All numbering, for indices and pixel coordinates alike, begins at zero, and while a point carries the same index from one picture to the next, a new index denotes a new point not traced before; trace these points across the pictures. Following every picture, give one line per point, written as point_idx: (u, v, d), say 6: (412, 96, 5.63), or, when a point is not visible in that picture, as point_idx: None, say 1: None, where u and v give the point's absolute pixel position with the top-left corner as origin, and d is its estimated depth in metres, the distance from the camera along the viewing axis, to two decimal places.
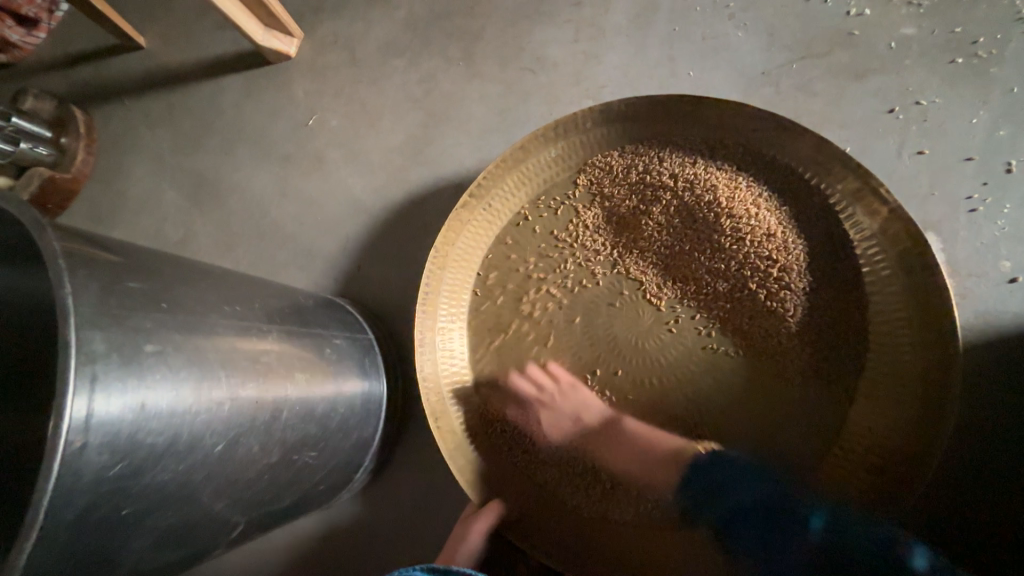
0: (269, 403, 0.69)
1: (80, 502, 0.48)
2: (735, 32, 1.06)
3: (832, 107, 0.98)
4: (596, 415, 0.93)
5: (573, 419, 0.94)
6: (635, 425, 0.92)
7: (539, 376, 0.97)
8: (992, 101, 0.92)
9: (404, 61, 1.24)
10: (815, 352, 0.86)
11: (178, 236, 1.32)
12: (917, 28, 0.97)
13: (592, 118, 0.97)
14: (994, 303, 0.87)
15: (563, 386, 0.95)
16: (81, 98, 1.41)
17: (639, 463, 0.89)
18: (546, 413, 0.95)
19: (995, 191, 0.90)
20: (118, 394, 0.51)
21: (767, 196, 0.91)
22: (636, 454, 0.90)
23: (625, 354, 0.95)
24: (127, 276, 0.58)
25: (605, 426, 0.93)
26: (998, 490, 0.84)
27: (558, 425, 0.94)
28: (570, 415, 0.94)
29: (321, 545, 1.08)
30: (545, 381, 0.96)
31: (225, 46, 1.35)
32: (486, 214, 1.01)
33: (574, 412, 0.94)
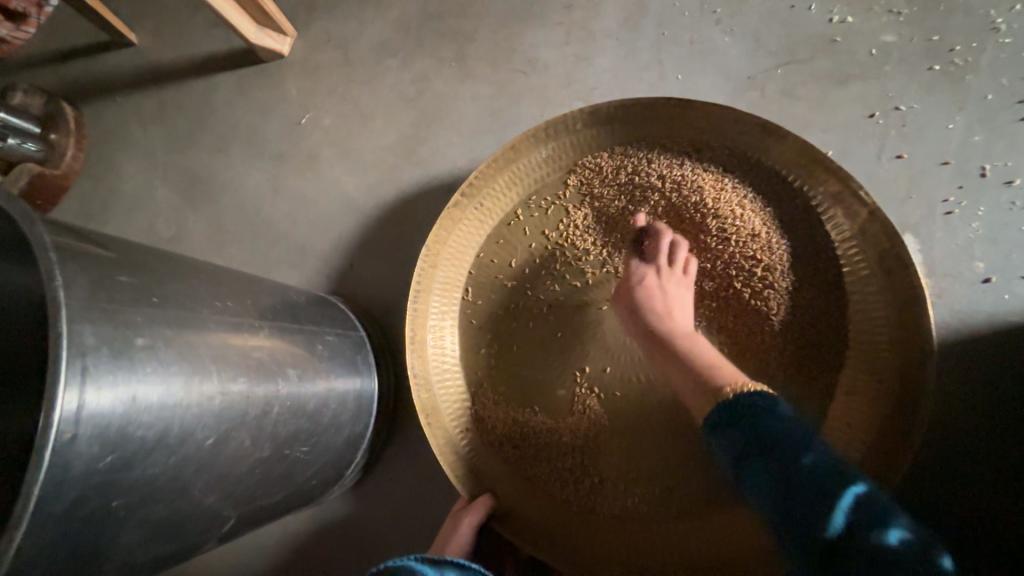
0: (260, 398, 0.69)
1: (71, 494, 0.49)
2: (722, 37, 1.08)
3: (816, 111, 1.01)
4: (681, 326, 0.91)
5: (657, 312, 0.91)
6: (700, 346, 0.90)
7: (653, 258, 0.93)
8: (967, 107, 0.95)
9: (397, 61, 1.25)
10: (797, 349, 0.89)
11: (169, 233, 1.31)
12: (896, 35, 1.00)
13: (582, 120, 0.99)
14: (968, 302, 0.90)
15: (678, 276, 0.93)
16: (71, 94, 1.40)
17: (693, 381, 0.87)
18: (654, 285, 0.92)
19: (969, 194, 0.93)
20: (108, 387, 0.51)
21: (752, 197, 0.93)
22: (694, 372, 0.87)
23: (613, 350, 0.97)
24: (118, 271, 0.58)
25: (686, 335, 0.91)
26: (971, 485, 0.87)
27: (648, 307, 0.91)
28: (665, 303, 0.91)
29: (313, 542, 1.08)
30: (670, 258, 0.93)
31: (218, 44, 1.35)
32: (477, 213, 1.03)
33: (669, 303, 0.90)
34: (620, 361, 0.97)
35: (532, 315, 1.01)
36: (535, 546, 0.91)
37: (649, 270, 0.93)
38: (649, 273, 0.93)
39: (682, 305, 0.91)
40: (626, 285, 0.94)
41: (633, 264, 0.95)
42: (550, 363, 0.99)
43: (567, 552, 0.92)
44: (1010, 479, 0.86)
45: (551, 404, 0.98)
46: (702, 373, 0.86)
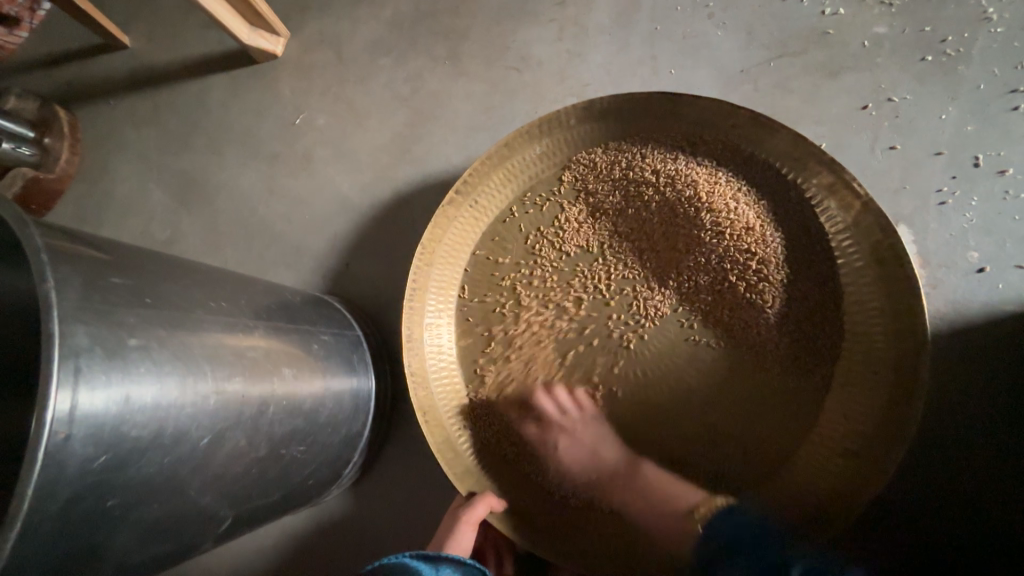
0: (256, 398, 0.69)
1: (66, 493, 0.49)
2: (714, 31, 1.08)
3: (809, 105, 1.01)
4: (612, 462, 0.94)
5: (585, 443, 0.95)
6: (651, 474, 0.91)
7: (566, 401, 0.96)
8: (960, 97, 0.95)
9: (390, 60, 1.25)
10: (793, 342, 0.89)
11: (164, 236, 1.31)
12: (888, 27, 1.00)
13: (575, 115, 0.99)
14: (963, 292, 0.90)
15: (585, 412, 0.96)
16: (65, 98, 1.40)
17: (654, 518, 0.89)
18: (565, 439, 0.96)
19: (963, 184, 0.93)
20: (102, 387, 0.51)
21: (746, 190, 0.93)
22: (649, 508, 0.90)
23: (565, 478, 0.95)
24: (111, 272, 0.58)
25: (622, 465, 0.93)
26: (966, 475, 0.87)
27: (575, 449, 0.95)
28: (586, 450, 0.95)
29: (312, 542, 1.08)
30: (573, 407, 0.96)
31: (211, 45, 1.35)
32: (472, 211, 1.03)
33: (590, 447, 0.95)
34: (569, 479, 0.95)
35: (528, 313, 1.01)
36: (534, 542, 0.91)
37: (554, 424, 0.96)
38: (557, 426, 0.96)
39: (604, 439, 0.95)
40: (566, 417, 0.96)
41: (535, 395, 0.98)
42: (547, 359, 0.99)
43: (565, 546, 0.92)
44: (1005, 469, 0.86)
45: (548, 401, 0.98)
46: (663, 512, 0.88)
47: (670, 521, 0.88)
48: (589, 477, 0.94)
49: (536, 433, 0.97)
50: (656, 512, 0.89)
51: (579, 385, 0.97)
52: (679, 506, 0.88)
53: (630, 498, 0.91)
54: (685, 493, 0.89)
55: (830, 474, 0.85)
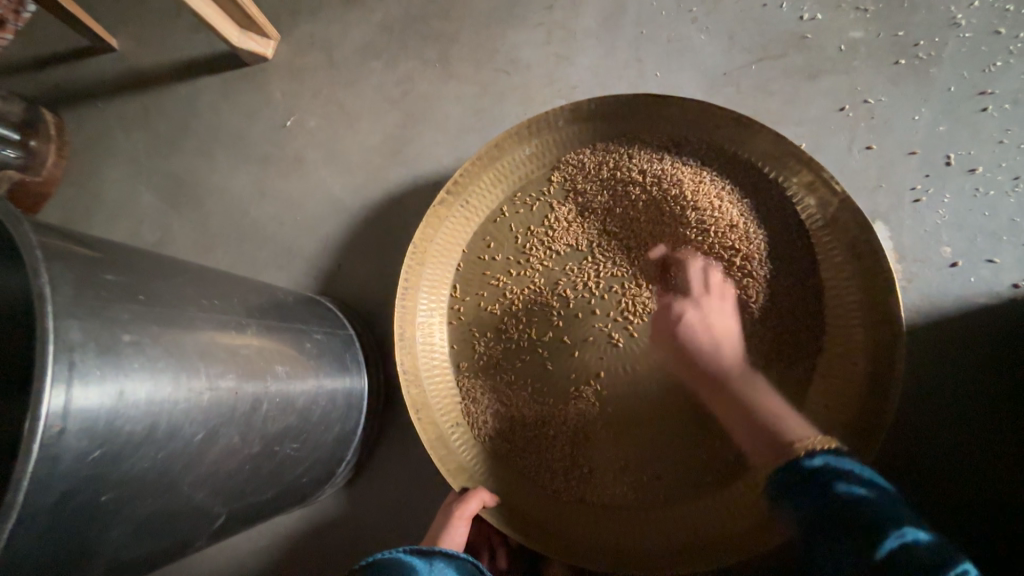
0: (249, 394, 0.70)
1: (61, 487, 0.49)
2: (697, 35, 1.11)
3: (789, 106, 1.04)
4: (733, 355, 0.92)
5: (707, 332, 0.92)
6: (763, 394, 0.88)
7: (703, 281, 0.95)
8: (932, 99, 0.99)
9: (381, 62, 1.26)
10: (775, 336, 0.92)
11: (154, 238, 1.31)
12: (863, 31, 1.03)
13: (563, 117, 1.01)
14: (937, 286, 0.94)
15: (725, 298, 0.94)
16: (51, 101, 1.39)
17: (750, 426, 0.86)
18: (694, 315, 0.93)
19: (936, 181, 0.97)
20: (96, 383, 0.52)
21: (730, 189, 0.95)
22: (753, 415, 0.86)
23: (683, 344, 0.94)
24: (104, 269, 0.59)
25: (738, 367, 0.91)
26: (943, 462, 0.90)
27: (698, 331, 0.92)
28: (716, 335, 0.92)
29: (305, 542, 1.08)
30: (706, 288, 0.94)
31: (201, 48, 1.35)
32: (463, 211, 1.04)
33: (720, 335, 0.92)
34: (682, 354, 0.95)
35: (520, 310, 1.02)
36: (527, 536, 0.92)
37: (686, 299, 0.95)
38: (694, 297, 0.95)
39: (732, 336, 0.93)
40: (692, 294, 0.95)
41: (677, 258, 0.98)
42: (538, 356, 1.00)
43: (558, 541, 0.93)
44: (979, 455, 0.89)
45: (540, 396, 0.99)
46: (765, 425, 0.84)
47: (760, 437, 0.84)
48: (697, 358, 0.92)
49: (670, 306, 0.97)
50: (759, 419, 0.85)
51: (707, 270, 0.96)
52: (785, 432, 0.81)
53: (737, 406, 0.88)
54: (795, 425, 0.82)
55: None
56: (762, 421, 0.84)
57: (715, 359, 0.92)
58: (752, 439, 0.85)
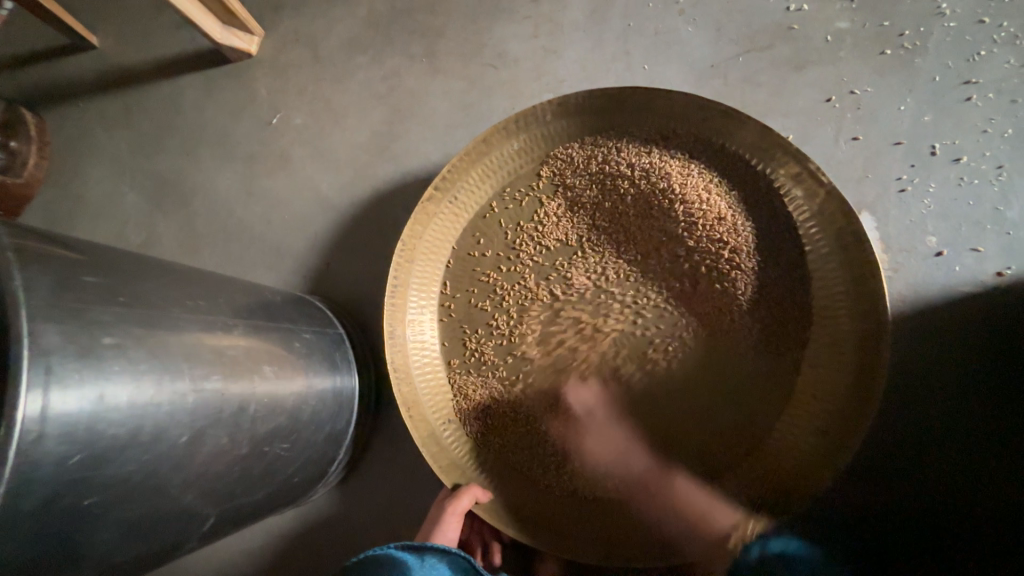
0: (236, 396, 0.69)
1: (41, 492, 0.49)
2: (685, 27, 1.10)
3: (776, 98, 1.04)
4: (641, 470, 0.94)
5: (614, 447, 0.95)
6: (683, 487, 0.91)
7: (587, 397, 0.97)
8: (917, 89, 0.99)
9: (367, 58, 1.25)
10: (764, 327, 0.92)
11: (140, 239, 1.29)
12: (849, 22, 1.03)
13: (550, 111, 1.00)
14: (922, 275, 0.95)
15: (613, 412, 0.96)
16: (31, 100, 1.36)
17: (686, 527, 0.90)
18: (590, 435, 0.95)
19: (921, 171, 0.97)
20: (75, 387, 0.51)
21: (718, 182, 0.96)
22: (685, 519, 0.90)
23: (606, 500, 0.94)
24: (83, 272, 0.58)
25: (653, 475, 0.93)
26: (928, 450, 0.91)
27: (606, 445, 0.95)
28: (616, 446, 0.95)
29: (298, 541, 1.08)
30: (599, 403, 0.96)
31: (183, 44, 1.33)
32: (452, 207, 1.04)
33: (622, 442, 0.95)
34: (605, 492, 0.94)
35: (510, 306, 1.02)
36: (521, 530, 0.93)
37: (580, 421, 0.96)
38: (577, 421, 0.96)
39: (634, 449, 0.94)
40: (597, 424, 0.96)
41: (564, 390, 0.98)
42: (528, 351, 1.00)
43: (551, 534, 0.93)
44: (964, 441, 0.91)
45: (532, 392, 0.99)
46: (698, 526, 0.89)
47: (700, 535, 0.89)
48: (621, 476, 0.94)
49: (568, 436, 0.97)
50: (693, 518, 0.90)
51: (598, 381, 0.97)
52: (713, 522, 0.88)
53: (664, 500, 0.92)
54: (721, 515, 0.88)
55: (802, 453, 0.88)
56: (694, 517, 0.90)
57: (626, 462, 0.94)
58: (696, 539, 0.89)
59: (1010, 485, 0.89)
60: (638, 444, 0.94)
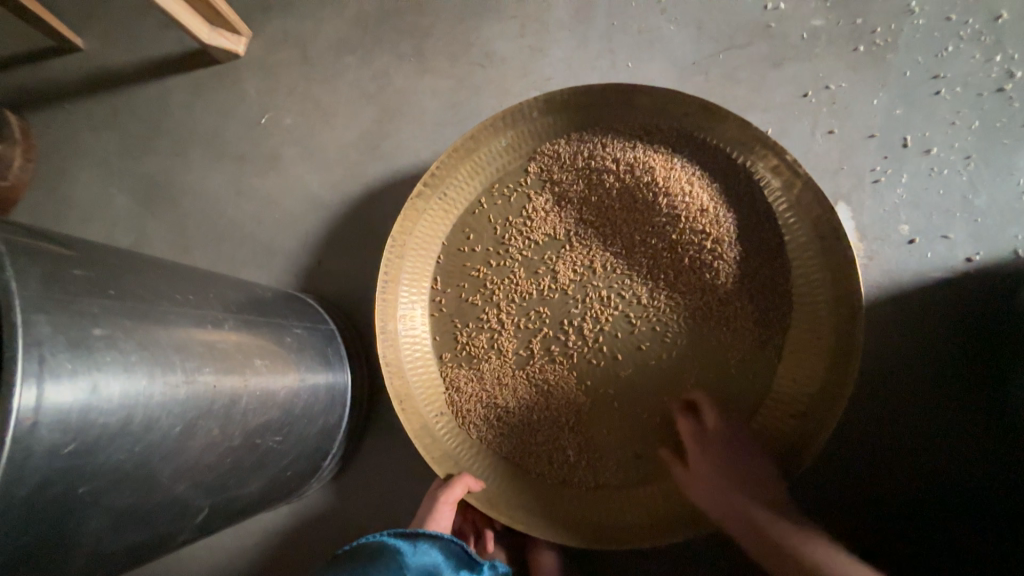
0: (228, 388, 0.70)
1: (35, 478, 0.50)
2: (667, 25, 1.13)
3: (755, 94, 1.07)
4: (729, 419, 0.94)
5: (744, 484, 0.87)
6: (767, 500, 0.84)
7: (744, 319, 0.95)
8: (889, 84, 1.03)
9: (356, 58, 1.26)
10: (747, 314, 0.95)
11: (129, 240, 1.29)
12: (824, 20, 1.07)
13: (537, 108, 1.02)
14: (896, 263, 0.98)
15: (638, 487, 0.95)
16: (16, 103, 1.36)
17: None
18: (712, 365, 0.95)
19: (894, 163, 1.01)
20: (68, 378, 0.52)
21: (700, 175, 0.98)
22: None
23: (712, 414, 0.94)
24: (72, 265, 0.58)
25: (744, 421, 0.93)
26: (906, 427, 0.95)
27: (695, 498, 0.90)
28: (720, 381, 0.95)
29: (293, 537, 1.09)
30: (745, 324, 0.95)
31: (170, 45, 1.33)
32: (441, 203, 1.05)
33: (724, 377, 0.95)
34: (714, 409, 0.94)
35: (500, 299, 1.04)
36: (512, 517, 0.94)
37: (723, 330, 0.96)
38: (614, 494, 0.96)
39: (774, 374, 0.93)
40: (713, 348, 0.96)
41: (715, 311, 0.96)
42: (519, 343, 1.02)
43: (543, 520, 0.95)
44: (940, 419, 0.94)
45: (524, 382, 1.01)
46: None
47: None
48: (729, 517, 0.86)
49: (716, 454, 0.90)
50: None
51: (746, 300, 0.95)
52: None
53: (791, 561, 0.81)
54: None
55: (784, 436, 0.91)
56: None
57: (731, 405, 0.94)
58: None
59: (980, 464, 0.92)
60: (772, 382, 0.93)
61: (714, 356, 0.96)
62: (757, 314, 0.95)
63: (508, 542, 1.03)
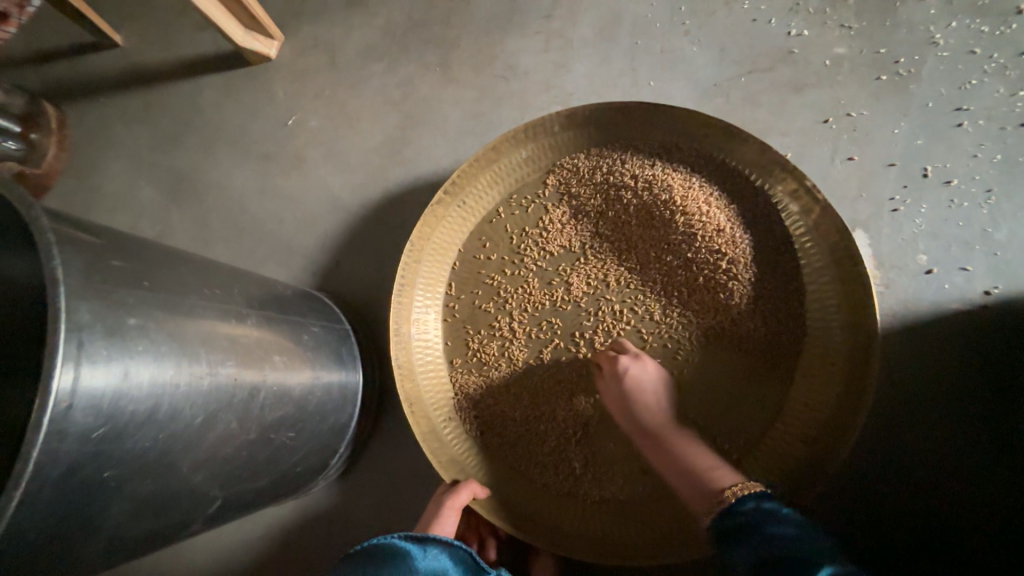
0: (248, 383, 0.72)
1: (66, 461, 0.51)
2: (689, 47, 1.15)
3: (775, 117, 1.09)
4: (738, 440, 0.94)
5: (642, 396, 0.91)
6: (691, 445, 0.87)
7: (757, 341, 0.95)
8: (911, 114, 1.04)
9: (383, 65, 1.30)
10: (760, 337, 0.95)
11: (154, 231, 1.33)
12: (847, 48, 1.08)
13: (559, 122, 1.04)
14: (912, 292, 0.98)
15: (639, 501, 0.95)
16: (54, 95, 1.41)
17: (687, 482, 0.83)
18: (723, 383, 0.95)
19: (913, 192, 1.01)
20: (103, 364, 0.54)
21: (718, 195, 0.99)
22: (687, 470, 0.84)
23: (723, 434, 0.94)
24: (111, 256, 0.61)
25: (753, 443, 0.93)
26: (918, 459, 0.93)
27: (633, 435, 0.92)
28: (730, 400, 0.95)
29: (297, 533, 1.10)
30: (759, 346, 0.95)
31: (205, 46, 1.38)
32: (460, 210, 1.07)
33: (735, 397, 0.95)
34: (725, 429, 0.94)
35: (513, 308, 1.05)
36: (516, 526, 0.94)
37: (735, 351, 0.96)
38: (599, 493, 0.96)
39: (786, 398, 0.93)
40: (724, 367, 0.96)
41: (727, 331, 0.96)
42: (529, 352, 1.03)
43: (547, 532, 0.95)
44: (953, 453, 0.93)
45: (533, 392, 1.01)
46: (700, 476, 0.82)
47: (699, 490, 0.80)
48: (625, 422, 0.92)
49: (617, 371, 0.93)
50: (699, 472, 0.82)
51: (759, 322, 0.95)
52: (712, 479, 0.80)
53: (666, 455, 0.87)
54: (725, 474, 0.81)
55: (793, 461, 0.91)
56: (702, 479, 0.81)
57: (742, 426, 0.94)
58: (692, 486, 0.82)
59: (991, 500, 0.91)
60: (783, 405, 0.93)
61: (726, 376, 0.96)
62: (770, 337, 0.95)
63: (508, 550, 1.03)
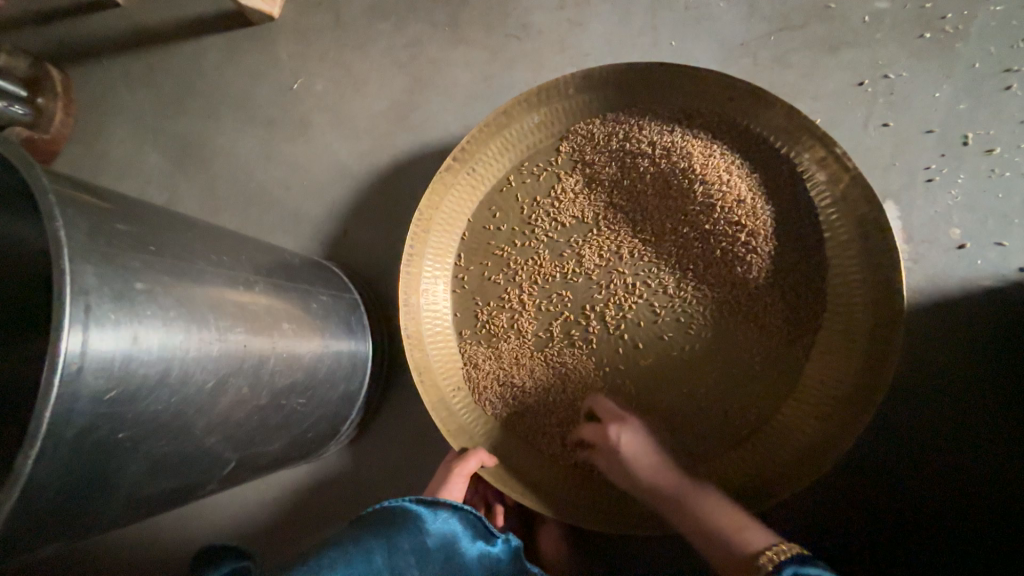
0: (257, 350, 0.72)
1: (80, 422, 0.52)
2: (717, 2, 1.07)
3: (806, 80, 1.02)
4: (749, 416, 0.93)
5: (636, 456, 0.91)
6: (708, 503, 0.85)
7: (775, 315, 0.92)
8: (955, 76, 0.96)
9: (390, 25, 1.24)
10: (776, 311, 0.92)
11: (163, 199, 1.32)
12: (890, 2, 0.99)
13: (574, 85, 0.99)
14: (941, 268, 0.93)
15: None
16: (57, 57, 1.38)
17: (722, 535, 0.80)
18: (737, 358, 0.94)
19: (951, 161, 0.95)
20: (111, 327, 0.53)
21: (740, 165, 0.94)
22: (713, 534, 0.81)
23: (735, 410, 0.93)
24: (115, 219, 0.60)
25: (763, 420, 0.92)
26: (936, 438, 0.92)
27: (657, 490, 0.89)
28: (743, 376, 0.93)
29: (310, 495, 1.13)
30: (776, 321, 0.92)
31: (206, 4, 1.32)
32: (470, 178, 1.04)
33: (748, 373, 0.93)
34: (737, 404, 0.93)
35: (522, 280, 1.03)
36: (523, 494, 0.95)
37: (750, 326, 0.93)
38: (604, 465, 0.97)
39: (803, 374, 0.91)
40: (737, 342, 0.94)
41: (743, 306, 0.94)
42: (538, 324, 1.02)
43: (553, 498, 0.96)
44: (972, 432, 0.91)
45: (542, 365, 1.01)
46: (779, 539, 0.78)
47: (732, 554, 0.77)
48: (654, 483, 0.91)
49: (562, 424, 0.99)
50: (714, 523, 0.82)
51: (775, 297, 0.92)
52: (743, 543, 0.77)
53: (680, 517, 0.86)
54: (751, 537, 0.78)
55: (806, 438, 0.89)
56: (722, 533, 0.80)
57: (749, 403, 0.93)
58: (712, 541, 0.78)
59: (1008, 482, 0.89)
60: (799, 382, 0.91)
61: (739, 352, 0.94)
62: (787, 312, 0.92)
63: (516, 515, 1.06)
